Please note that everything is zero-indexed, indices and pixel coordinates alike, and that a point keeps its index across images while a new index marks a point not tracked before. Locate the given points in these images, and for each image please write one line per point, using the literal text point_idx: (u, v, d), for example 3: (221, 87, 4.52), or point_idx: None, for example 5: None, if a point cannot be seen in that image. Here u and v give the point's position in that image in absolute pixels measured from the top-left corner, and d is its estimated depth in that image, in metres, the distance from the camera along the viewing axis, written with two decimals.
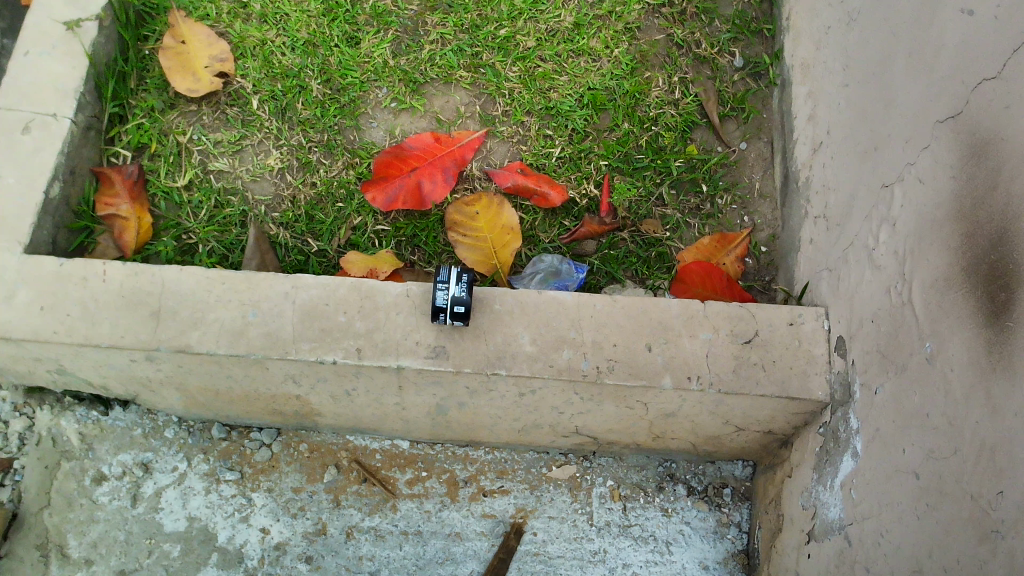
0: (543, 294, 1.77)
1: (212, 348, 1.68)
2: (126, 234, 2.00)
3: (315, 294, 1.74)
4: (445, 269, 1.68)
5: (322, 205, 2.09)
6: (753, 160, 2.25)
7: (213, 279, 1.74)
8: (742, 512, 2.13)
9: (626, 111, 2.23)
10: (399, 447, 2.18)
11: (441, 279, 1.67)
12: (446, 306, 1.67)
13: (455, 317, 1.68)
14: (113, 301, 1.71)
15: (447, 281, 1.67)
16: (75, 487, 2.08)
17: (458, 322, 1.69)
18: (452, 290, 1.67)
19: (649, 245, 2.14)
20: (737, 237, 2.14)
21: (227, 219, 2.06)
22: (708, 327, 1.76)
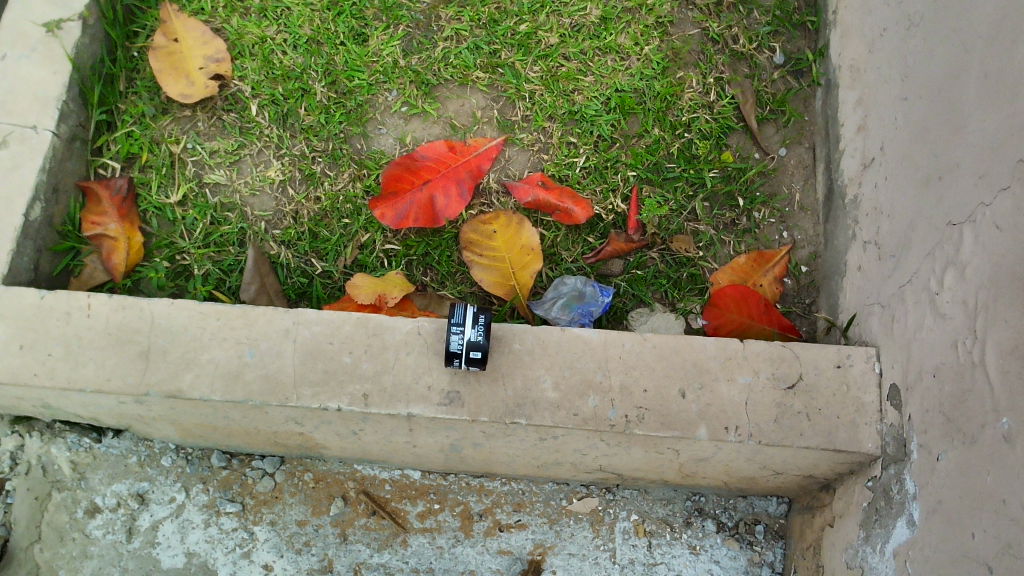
0: (566, 331, 1.63)
1: (206, 393, 1.55)
2: (116, 256, 1.80)
3: (317, 331, 1.59)
4: (460, 311, 1.52)
5: (327, 221, 1.91)
6: (792, 168, 2.09)
7: (207, 314, 1.59)
8: (775, 551, 2.03)
9: (657, 116, 2.05)
10: (410, 478, 2.07)
11: (455, 321, 1.52)
12: (462, 352, 1.51)
13: (473, 363, 1.52)
14: (98, 339, 1.57)
15: (463, 324, 1.52)
16: (68, 520, 1.98)
17: (474, 367, 1.54)
18: (468, 334, 1.52)
19: (680, 264, 1.98)
20: (776, 255, 1.99)
21: (223, 238, 1.87)
22: (748, 370, 1.62)
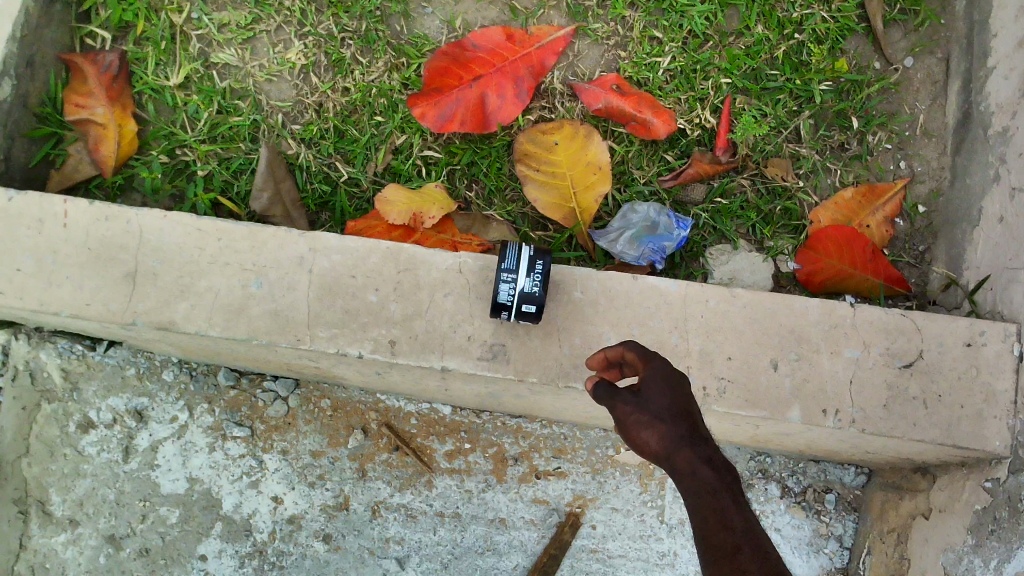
0: (638, 281, 1.34)
1: (202, 329, 1.29)
2: (104, 147, 1.52)
3: (338, 261, 1.32)
4: (513, 255, 1.26)
5: (356, 117, 1.60)
6: (919, 83, 1.72)
7: (207, 232, 1.32)
8: (846, 525, 1.78)
9: (762, 10, 1.68)
10: (439, 413, 1.83)
11: (508, 266, 1.26)
12: (513, 304, 1.26)
13: (525, 318, 1.27)
14: (76, 255, 1.31)
15: (515, 271, 1.25)
16: (59, 434, 1.78)
17: (526, 322, 1.28)
18: (520, 283, 1.25)
19: (773, 195, 1.66)
20: (888, 190, 1.66)
21: (233, 132, 1.57)
22: (856, 342, 1.34)
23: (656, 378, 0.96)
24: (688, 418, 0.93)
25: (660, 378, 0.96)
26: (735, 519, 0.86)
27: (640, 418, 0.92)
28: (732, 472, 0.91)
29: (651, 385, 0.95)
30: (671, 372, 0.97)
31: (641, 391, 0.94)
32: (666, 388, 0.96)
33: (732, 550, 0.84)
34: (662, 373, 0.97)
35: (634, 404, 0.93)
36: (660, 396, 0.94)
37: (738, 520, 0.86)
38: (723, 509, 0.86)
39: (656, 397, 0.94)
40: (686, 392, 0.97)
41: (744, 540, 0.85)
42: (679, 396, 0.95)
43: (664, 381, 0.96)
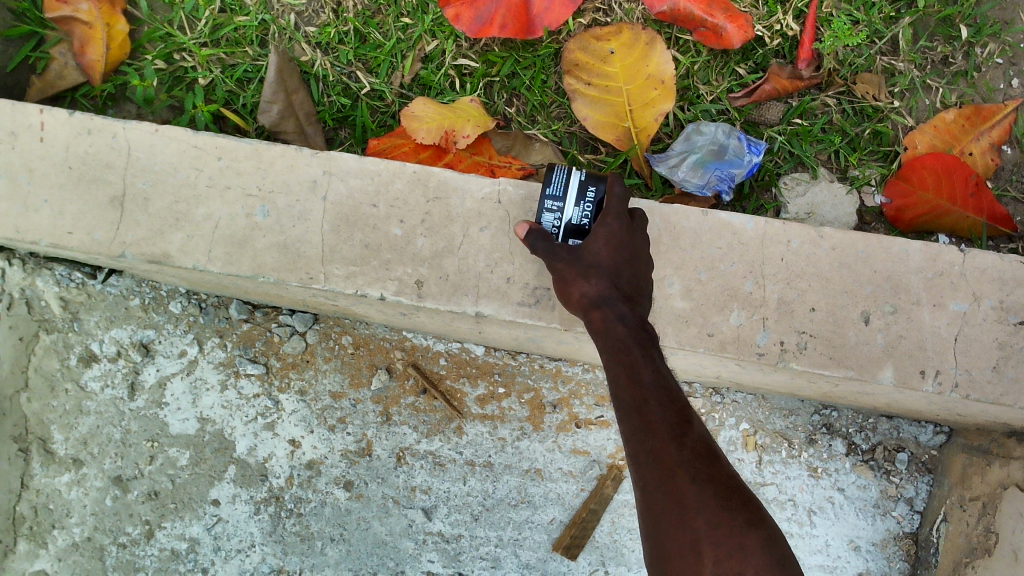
0: (708, 215, 1.14)
1: (200, 263, 1.12)
2: (90, 50, 1.32)
3: (357, 188, 1.13)
4: (562, 181, 1.08)
5: (380, 18, 1.38)
6: None
7: (205, 150, 1.13)
8: (918, 486, 1.57)
9: None
10: (471, 353, 1.66)
11: (553, 192, 1.08)
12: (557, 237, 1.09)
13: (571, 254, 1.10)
14: (56, 175, 1.13)
15: (563, 201, 1.08)
16: (59, 368, 1.64)
17: None
18: (568, 215, 1.08)
19: (862, 116, 1.43)
20: (997, 112, 1.42)
21: (239, 35, 1.37)
22: (965, 294, 1.13)
23: (597, 238, 1.03)
24: (621, 273, 1.02)
25: (601, 236, 1.04)
26: (643, 366, 0.96)
27: (572, 277, 1.02)
28: (650, 327, 1.00)
29: (590, 245, 1.03)
30: (614, 232, 1.04)
31: (578, 248, 1.03)
32: (605, 246, 1.03)
33: (640, 405, 0.94)
34: (610, 232, 1.04)
35: (568, 259, 1.03)
36: (596, 257, 1.02)
37: (645, 374, 0.94)
38: (634, 361, 0.96)
39: (593, 253, 1.03)
40: (631, 253, 1.04)
41: (652, 393, 0.94)
42: (615, 251, 1.03)
43: (603, 238, 1.04)
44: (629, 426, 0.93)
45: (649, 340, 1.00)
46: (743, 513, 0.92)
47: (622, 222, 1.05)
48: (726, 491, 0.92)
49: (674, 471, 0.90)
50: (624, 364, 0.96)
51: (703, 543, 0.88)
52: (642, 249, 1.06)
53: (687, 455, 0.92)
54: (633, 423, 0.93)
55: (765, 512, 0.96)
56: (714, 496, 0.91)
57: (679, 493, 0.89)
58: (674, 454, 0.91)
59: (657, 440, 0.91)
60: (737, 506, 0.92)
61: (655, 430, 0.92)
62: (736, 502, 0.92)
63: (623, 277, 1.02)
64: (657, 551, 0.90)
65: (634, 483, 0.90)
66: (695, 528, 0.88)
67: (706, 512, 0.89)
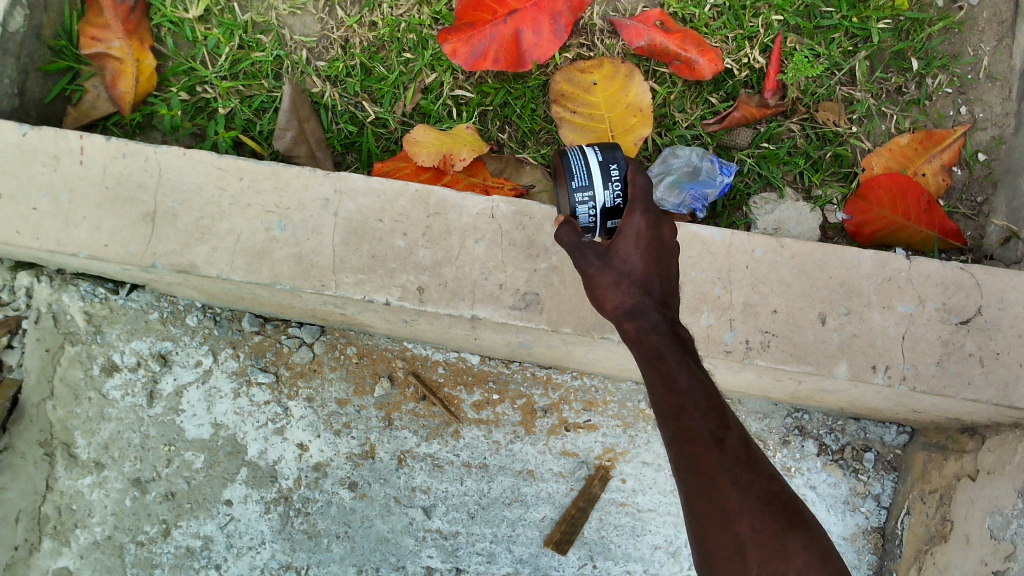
0: (680, 228, 1.27)
1: (224, 273, 1.24)
2: (121, 83, 1.45)
3: (365, 205, 1.26)
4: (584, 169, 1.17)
5: (384, 54, 1.52)
6: (985, 23, 1.60)
7: (228, 171, 1.26)
8: (884, 484, 1.69)
9: None
10: (467, 362, 1.78)
11: (580, 181, 1.16)
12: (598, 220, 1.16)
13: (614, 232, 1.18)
14: (94, 195, 1.25)
15: (590, 186, 1.15)
16: (82, 377, 1.75)
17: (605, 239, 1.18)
18: (598, 198, 1.15)
19: (823, 141, 1.56)
20: (947, 137, 1.56)
21: (255, 68, 1.50)
22: (911, 297, 1.26)
23: (629, 239, 1.02)
24: (653, 277, 1.01)
25: (629, 238, 1.03)
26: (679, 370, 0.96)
27: (603, 285, 1.01)
28: (683, 327, 1.00)
29: (617, 249, 1.03)
30: (641, 234, 1.03)
31: (608, 253, 1.02)
32: (634, 249, 1.02)
33: (679, 411, 0.94)
34: (637, 230, 1.04)
35: (599, 264, 1.01)
36: (625, 263, 1.01)
37: (681, 377, 0.94)
38: (669, 366, 0.96)
39: (624, 257, 1.02)
40: (660, 253, 1.03)
41: (688, 398, 0.94)
42: (644, 255, 1.02)
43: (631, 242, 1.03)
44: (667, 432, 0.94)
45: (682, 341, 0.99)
46: (786, 516, 0.93)
47: (646, 219, 1.05)
48: (767, 494, 0.93)
49: (715, 475, 0.91)
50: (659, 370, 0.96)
51: (748, 548, 0.89)
52: (669, 244, 1.06)
53: (728, 459, 0.93)
54: (672, 429, 0.94)
55: (809, 513, 0.97)
56: (758, 501, 0.92)
57: (719, 496, 0.91)
58: (714, 460, 0.92)
59: (696, 445, 0.92)
60: (778, 509, 0.93)
61: (694, 437, 0.92)
62: (779, 507, 0.93)
63: (654, 281, 1.01)
64: (703, 556, 0.91)
65: (677, 489, 0.91)
66: (740, 534, 0.89)
67: (750, 516, 0.91)
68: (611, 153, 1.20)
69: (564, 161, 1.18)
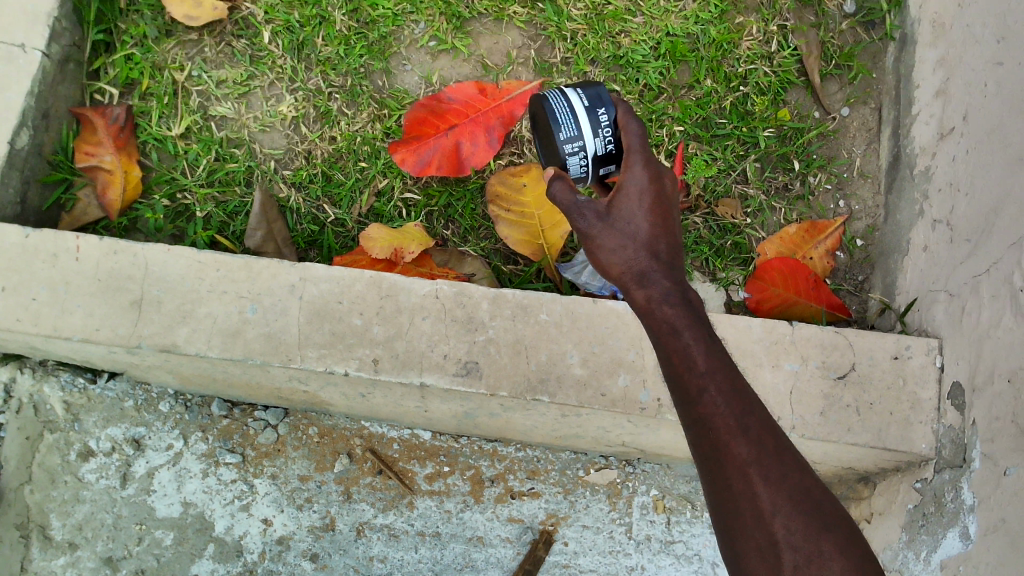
0: (598, 303, 1.48)
1: (202, 350, 1.42)
2: (111, 191, 1.66)
3: (326, 289, 1.46)
4: (575, 118, 1.28)
5: (342, 163, 1.75)
6: (855, 130, 1.89)
7: (207, 264, 1.46)
8: None
9: (710, 65, 1.86)
10: (420, 438, 1.94)
11: (573, 134, 1.28)
12: (590, 168, 1.30)
13: (602, 174, 1.32)
14: (88, 286, 1.44)
15: (581, 135, 1.28)
16: (59, 462, 1.87)
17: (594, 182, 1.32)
18: (588, 145, 1.28)
19: (724, 231, 1.81)
20: (828, 226, 1.82)
21: (229, 177, 1.73)
22: (796, 357, 1.48)
23: (630, 193, 1.17)
24: (659, 240, 1.16)
25: (632, 195, 1.17)
26: (698, 355, 1.04)
27: (611, 243, 1.16)
28: (695, 306, 1.10)
29: (622, 207, 1.17)
30: (644, 190, 1.17)
31: (611, 214, 1.17)
32: (638, 209, 1.17)
33: (699, 395, 1.01)
34: (639, 182, 1.18)
35: (604, 227, 1.16)
36: (630, 222, 1.16)
37: (699, 362, 1.03)
38: (686, 348, 1.05)
39: (626, 212, 1.17)
40: (661, 206, 1.18)
41: (708, 383, 1.01)
42: (647, 211, 1.17)
43: (635, 198, 1.17)
44: (693, 420, 1.01)
45: (699, 322, 1.08)
46: (822, 518, 0.95)
47: (647, 172, 1.18)
48: (798, 488, 0.96)
49: (743, 469, 0.96)
50: (677, 353, 1.05)
51: (781, 544, 0.92)
52: (670, 193, 1.21)
53: (754, 450, 0.97)
54: (697, 414, 1.01)
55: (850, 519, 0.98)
56: (791, 498, 0.95)
57: (744, 487, 0.96)
58: (742, 453, 0.97)
59: (722, 436, 0.98)
60: (811, 507, 0.95)
61: (718, 428, 0.99)
62: (814, 507, 0.95)
63: (658, 242, 1.15)
64: (734, 549, 0.95)
65: (704, 477, 0.97)
66: (772, 531, 0.93)
67: (784, 516, 0.94)
68: (597, 99, 1.31)
69: (552, 115, 1.29)
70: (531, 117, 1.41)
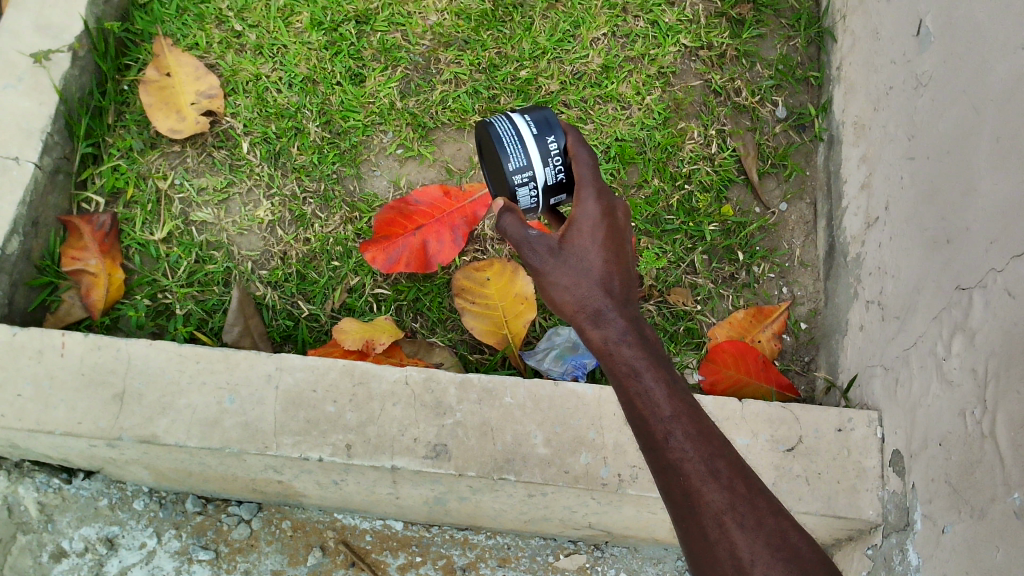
0: (559, 385, 1.58)
1: (181, 440, 1.48)
2: (94, 292, 1.74)
3: (301, 378, 1.54)
4: (524, 149, 1.35)
5: (316, 263, 1.86)
6: (793, 223, 2.05)
7: (187, 357, 1.54)
8: None
9: (657, 166, 2.01)
10: (392, 529, 1.96)
11: (523, 165, 1.35)
12: (541, 196, 1.38)
13: (552, 202, 1.40)
14: (72, 381, 1.51)
15: (530, 167, 1.35)
16: (31, 564, 1.81)
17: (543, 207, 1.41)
18: (538, 176, 1.36)
19: (676, 318, 1.93)
20: (774, 311, 1.94)
21: (208, 278, 1.83)
22: (746, 431, 1.57)
23: (584, 227, 1.25)
24: (613, 277, 1.24)
25: (585, 229, 1.25)
26: (661, 399, 1.13)
27: (565, 280, 1.24)
28: (652, 348, 1.19)
29: (575, 242, 1.25)
30: (596, 225, 1.26)
31: (563, 250, 1.25)
32: (591, 244, 1.25)
33: (666, 442, 1.10)
34: (591, 218, 1.26)
35: (560, 265, 1.24)
36: (584, 257, 1.24)
37: (663, 410, 1.12)
38: (647, 391, 1.14)
39: (580, 246, 1.25)
40: (613, 242, 1.26)
41: (673, 428, 1.11)
42: (600, 246, 1.25)
43: (588, 232, 1.25)
44: (663, 467, 1.10)
45: (659, 365, 1.18)
46: (799, 561, 1.02)
47: (598, 207, 1.27)
48: (771, 532, 1.03)
49: (716, 515, 1.04)
50: (639, 397, 1.14)
51: None
52: (621, 224, 1.30)
53: (726, 497, 1.05)
54: (667, 463, 1.10)
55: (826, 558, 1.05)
56: (766, 542, 1.02)
57: (720, 536, 1.03)
58: (714, 499, 1.05)
59: (692, 483, 1.07)
60: (787, 552, 1.02)
61: (688, 476, 1.07)
62: (790, 551, 1.02)
63: (611, 278, 1.23)
64: None
65: (678, 523, 1.05)
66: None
67: (762, 562, 1.01)
68: (546, 126, 1.38)
69: (502, 145, 1.36)
70: (480, 141, 1.47)
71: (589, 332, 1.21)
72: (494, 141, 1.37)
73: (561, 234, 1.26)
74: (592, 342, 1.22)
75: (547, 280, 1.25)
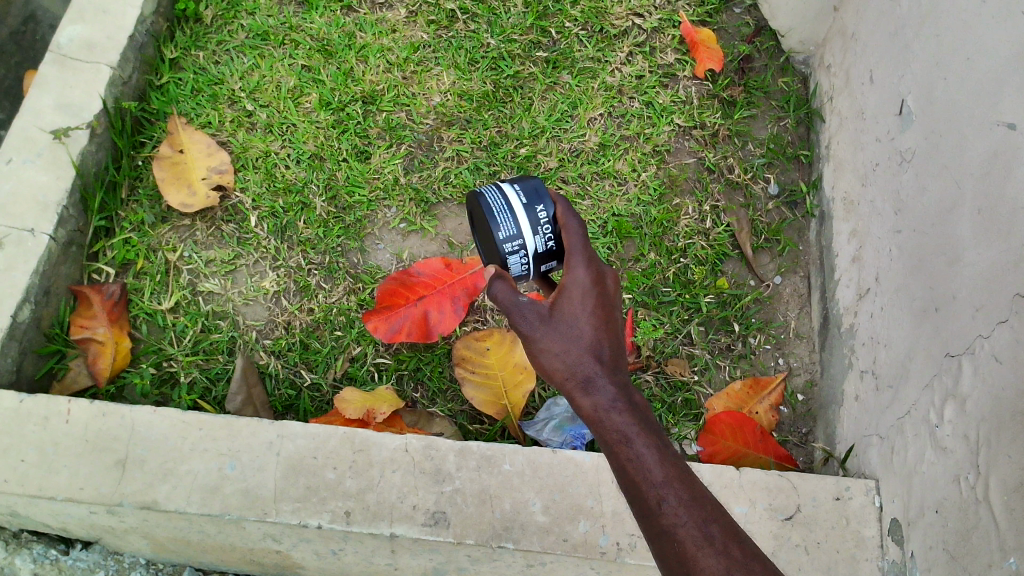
0: (558, 453, 1.59)
1: (181, 506, 1.49)
2: (101, 360, 1.79)
3: (302, 445, 1.55)
4: (514, 218, 1.40)
5: (319, 332, 1.90)
6: (788, 295, 2.09)
7: (190, 424, 1.56)
8: None
9: (653, 240, 2.07)
10: None
11: (513, 233, 1.40)
12: (532, 263, 1.43)
13: (543, 269, 1.45)
14: (75, 446, 1.52)
15: (521, 236, 1.40)
16: None
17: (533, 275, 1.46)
18: (528, 245, 1.40)
19: (674, 389, 1.95)
20: (771, 382, 1.96)
21: (213, 347, 1.86)
22: (745, 500, 1.57)
23: (574, 292, 1.27)
24: (603, 343, 1.25)
25: (575, 296, 1.27)
26: (653, 464, 1.15)
27: (554, 346, 1.24)
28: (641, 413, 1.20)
29: (565, 309, 1.26)
30: (586, 291, 1.27)
31: (553, 317, 1.26)
32: (581, 311, 1.26)
33: (659, 507, 1.11)
34: (580, 285, 1.27)
35: (549, 332, 1.25)
36: (574, 323, 1.25)
37: (655, 474, 1.13)
38: (639, 457, 1.16)
39: (570, 312, 1.26)
40: (603, 308, 1.27)
41: (666, 493, 1.12)
42: (589, 313, 1.26)
43: (578, 298, 1.27)
44: (657, 532, 1.11)
45: (649, 430, 1.19)
46: None
47: (588, 275, 1.28)
48: None
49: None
50: (631, 463, 1.15)
51: None
52: (611, 292, 1.31)
53: (722, 561, 1.06)
54: (660, 528, 1.10)
55: None
56: None
57: None
58: (709, 563, 1.06)
59: (687, 547, 1.07)
60: None
61: (682, 540, 1.08)
62: None
63: (601, 345, 1.24)
64: None
65: None
66: None
67: None
68: (535, 196, 1.44)
69: (492, 215, 1.41)
70: (472, 211, 1.53)
71: (579, 399, 1.22)
72: (485, 211, 1.42)
73: (551, 301, 1.27)
74: (582, 409, 1.23)
75: (536, 346, 1.25)
